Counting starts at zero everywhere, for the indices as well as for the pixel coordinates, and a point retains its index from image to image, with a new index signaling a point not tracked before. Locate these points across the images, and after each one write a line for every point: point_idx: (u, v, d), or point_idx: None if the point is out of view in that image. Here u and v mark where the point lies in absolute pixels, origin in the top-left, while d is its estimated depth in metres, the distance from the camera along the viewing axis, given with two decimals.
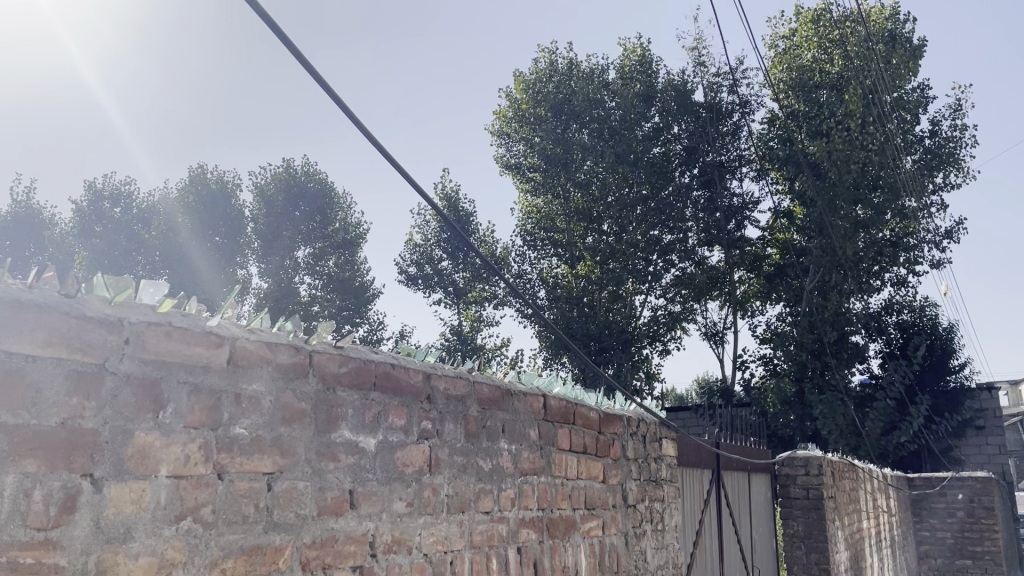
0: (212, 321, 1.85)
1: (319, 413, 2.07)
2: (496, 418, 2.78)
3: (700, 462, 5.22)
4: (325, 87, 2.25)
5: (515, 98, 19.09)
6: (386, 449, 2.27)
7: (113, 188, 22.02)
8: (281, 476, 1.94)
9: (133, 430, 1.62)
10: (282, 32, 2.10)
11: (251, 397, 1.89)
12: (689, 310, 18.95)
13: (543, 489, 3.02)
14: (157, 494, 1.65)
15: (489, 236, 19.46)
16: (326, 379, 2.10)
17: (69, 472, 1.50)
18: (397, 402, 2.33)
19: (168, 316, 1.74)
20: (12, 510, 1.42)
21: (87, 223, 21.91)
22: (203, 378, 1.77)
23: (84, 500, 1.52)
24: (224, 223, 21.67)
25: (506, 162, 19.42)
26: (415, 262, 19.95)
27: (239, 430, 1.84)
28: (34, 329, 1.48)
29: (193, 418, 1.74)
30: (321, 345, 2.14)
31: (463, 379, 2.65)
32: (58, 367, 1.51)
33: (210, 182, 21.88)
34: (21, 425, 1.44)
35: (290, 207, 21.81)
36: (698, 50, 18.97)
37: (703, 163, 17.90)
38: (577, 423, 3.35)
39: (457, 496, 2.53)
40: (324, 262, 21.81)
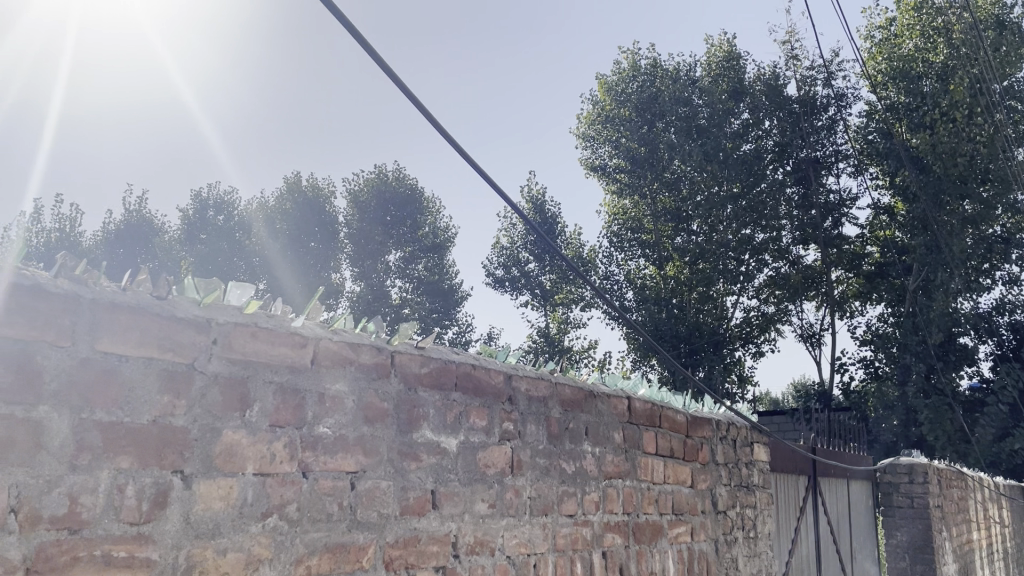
0: (298, 321, 1.89)
1: (401, 412, 2.08)
2: (579, 420, 2.75)
3: (795, 467, 5.04)
4: (407, 92, 2.28)
5: (599, 100, 19.00)
6: (468, 451, 2.26)
7: (217, 196, 22.67)
8: (364, 475, 1.95)
9: (221, 428, 1.66)
10: (364, 40, 2.12)
11: (335, 396, 1.91)
12: (784, 312, 18.27)
13: (628, 493, 2.96)
14: (244, 491, 1.69)
15: (575, 237, 19.31)
16: (407, 380, 2.11)
17: (161, 468, 1.55)
18: (478, 403, 2.33)
19: (254, 317, 1.78)
20: (107, 505, 1.47)
21: (193, 230, 22.70)
22: (287, 377, 1.81)
23: (175, 495, 1.57)
24: (318, 228, 22.20)
25: (591, 164, 19.16)
26: (502, 264, 20.02)
27: (323, 428, 1.87)
28: (126, 331, 1.53)
29: (278, 418, 1.78)
30: (403, 345, 2.15)
31: (545, 380, 2.63)
32: (149, 366, 1.56)
33: (304, 189, 22.37)
34: (115, 422, 1.49)
35: (379, 212, 22.22)
36: (790, 43, 18.33)
37: (797, 159, 17.32)
38: (664, 426, 3.27)
39: (540, 499, 2.51)
40: (415, 265, 22.11)
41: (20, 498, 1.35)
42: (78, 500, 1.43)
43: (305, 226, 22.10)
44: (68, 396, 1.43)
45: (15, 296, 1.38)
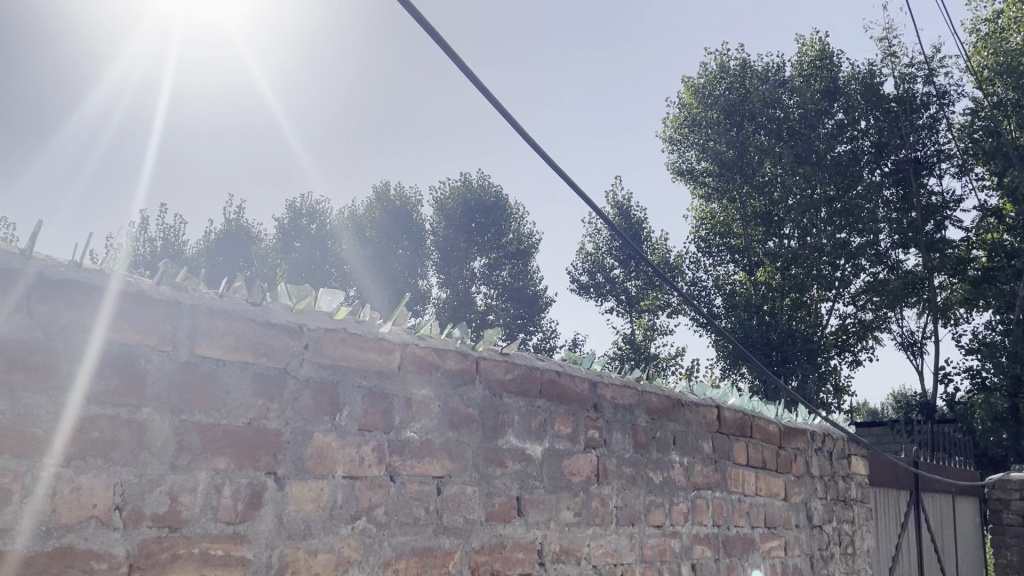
0: (385, 327, 1.92)
1: (487, 418, 2.09)
2: (667, 429, 2.70)
3: (895, 481, 4.81)
4: (490, 97, 2.36)
5: (686, 103, 18.72)
6: (553, 457, 2.25)
7: (309, 205, 23.39)
8: (450, 480, 1.96)
9: (312, 431, 1.70)
10: (443, 40, 2.23)
11: (421, 401, 1.93)
12: (884, 319, 17.48)
13: (719, 504, 2.89)
14: (334, 494, 1.72)
15: (661, 243, 19.04)
16: (492, 386, 2.12)
17: (255, 470, 1.60)
18: (564, 410, 2.31)
19: (344, 322, 1.82)
20: (205, 504, 1.52)
21: (288, 238, 23.58)
22: (376, 383, 1.84)
23: (268, 496, 1.61)
24: (405, 235, 22.45)
25: (678, 168, 18.89)
26: (587, 271, 19.89)
27: (410, 433, 1.89)
28: (223, 335, 1.58)
29: (367, 422, 1.81)
30: (488, 351, 2.16)
31: (631, 388, 2.59)
32: (246, 370, 1.61)
33: (390, 198, 22.62)
34: (212, 423, 1.55)
35: (465, 219, 22.32)
36: (888, 40, 17.63)
37: (896, 160, 16.66)
38: (755, 437, 3.17)
39: (627, 508, 2.47)
40: (500, 271, 22.23)
41: (125, 496, 1.41)
42: (179, 499, 1.48)
43: (392, 233, 22.39)
44: (169, 398, 1.49)
45: (119, 304, 1.44)
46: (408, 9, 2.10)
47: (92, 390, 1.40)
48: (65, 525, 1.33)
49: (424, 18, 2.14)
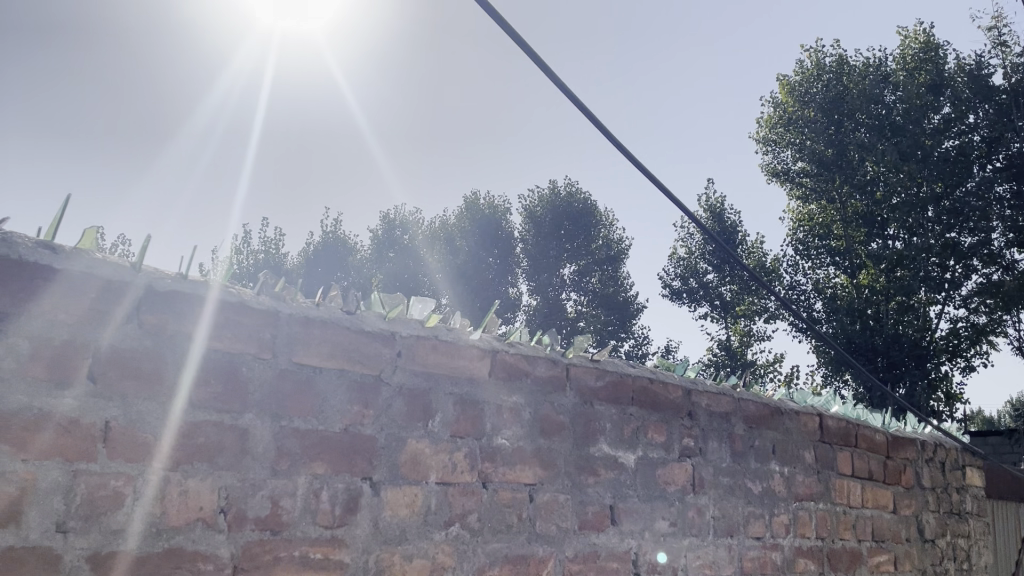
0: (475, 334, 1.93)
1: (578, 426, 2.07)
2: (766, 438, 2.61)
3: (1013, 493, 4.53)
4: (578, 103, 2.40)
5: (781, 103, 18.31)
6: (647, 466, 2.21)
7: (402, 216, 23.76)
8: (542, 487, 1.96)
9: (406, 437, 1.73)
10: (529, 49, 2.26)
11: (512, 407, 1.93)
12: (999, 322, 16.32)
13: (822, 517, 2.77)
14: (428, 500, 1.74)
15: (756, 246, 18.52)
16: (583, 394, 2.10)
17: (351, 475, 1.63)
18: (657, 418, 2.27)
19: (435, 330, 1.84)
20: (304, 508, 1.56)
21: (381, 248, 23.98)
22: (467, 391, 1.85)
23: (364, 502, 1.64)
24: (496, 244, 22.61)
25: (774, 169, 18.49)
26: (680, 275, 19.62)
27: (501, 440, 1.89)
28: (320, 343, 1.63)
29: (458, 428, 1.82)
30: (579, 358, 2.15)
31: (727, 396, 2.52)
32: (341, 378, 1.65)
33: (482, 207, 22.82)
34: (311, 430, 1.59)
35: (554, 226, 22.31)
36: (998, 28, 16.65)
37: (1010, 152, 15.15)
38: (860, 446, 3.04)
39: (724, 519, 2.41)
40: (589, 278, 22.19)
41: (229, 499, 1.46)
42: (280, 503, 1.52)
43: (484, 242, 22.55)
44: (269, 404, 1.54)
45: (220, 312, 1.50)
46: (495, 19, 2.15)
47: (196, 396, 1.45)
48: (174, 526, 1.39)
49: (510, 27, 2.18)
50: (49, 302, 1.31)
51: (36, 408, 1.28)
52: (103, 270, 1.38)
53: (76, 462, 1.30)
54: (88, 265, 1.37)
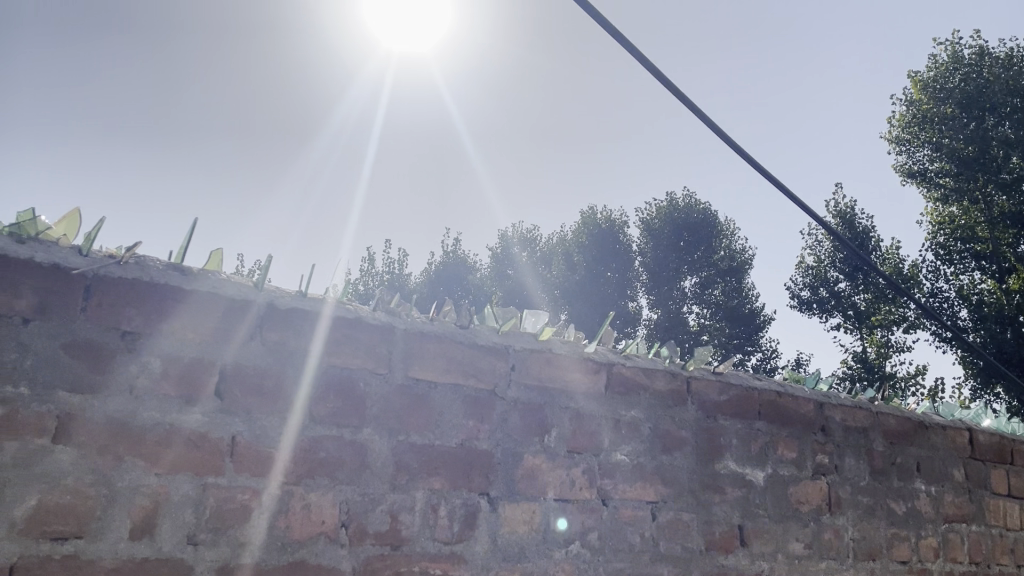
0: (590, 347, 1.89)
1: (701, 441, 1.98)
2: (908, 454, 2.43)
3: None
4: (689, 104, 2.34)
5: (915, 100, 17.33)
6: (778, 484, 2.10)
7: (521, 233, 24.14)
8: (665, 506, 1.88)
9: (523, 452, 1.70)
10: (640, 54, 2.23)
11: (631, 423, 1.87)
12: None
13: (976, 540, 2.55)
14: (547, 516, 1.70)
15: (892, 252, 17.53)
16: (706, 408, 2.02)
17: (469, 490, 1.62)
18: (787, 433, 2.15)
19: (549, 343, 1.81)
20: (423, 523, 1.55)
21: (501, 266, 24.35)
22: (584, 405, 1.81)
23: (482, 518, 1.63)
24: (614, 257, 22.30)
25: (908, 169, 17.53)
26: (809, 285, 18.87)
27: (620, 456, 1.84)
28: (434, 357, 1.63)
29: (576, 443, 1.78)
30: (700, 371, 2.06)
31: (863, 409, 2.36)
32: (456, 394, 1.64)
33: (598, 221, 22.55)
34: (427, 444, 1.59)
35: (673, 238, 21.91)
36: None
37: None
38: (1017, 464, 2.77)
39: (865, 542, 2.25)
40: (712, 290, 21.55)
41: (350, 514, 1.48)
42: (399, 517, 1.53)
43: (602, 255, 22.22)
44: (387, 420, 1.55)
45: (335, 328, 1.52)
46: (603, 24, 2.13)
47: (315, 410, 1.48)
48: (298, 540, 1.41)
49: (618, 32, 2.16)
50: (178, 321, 1.36)
51: (167, 422, 1.33)
52: (227, 290, 1.43)
53: (205, 477, 1.35)
54: (213, 286, 1.42)
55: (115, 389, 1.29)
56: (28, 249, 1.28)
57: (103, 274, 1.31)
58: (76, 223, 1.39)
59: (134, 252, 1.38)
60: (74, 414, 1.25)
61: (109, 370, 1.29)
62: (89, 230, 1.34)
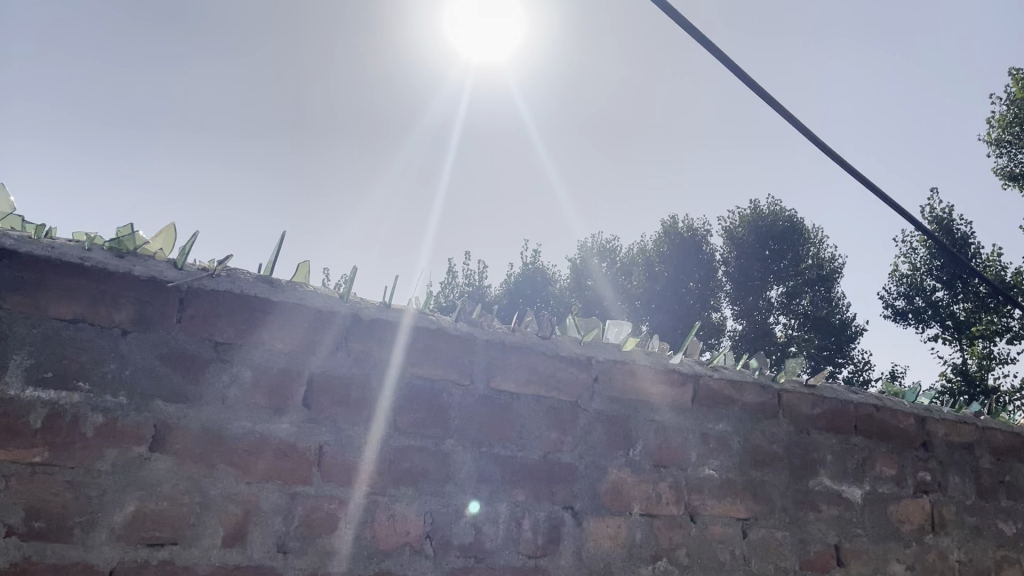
0: (675, 359, 1.85)
1: (794, 457, 1.91)
2: (1018, 472, 2.28)
3: None
4: (776, 105, 2.27)
5: (1016, 99, 16.39)
6: (876, 502, 2.00)
7: (600, 244, 23.92)
8: (756, 522, 1.82)
9: (608, 466, 1.67)
10: (723, 54, 2.17)
11: (719, 437, 1.82)
12: None
13: None
14: (632, 531, 1.66)
15: (994, 258, 16.61)
16: (798, 422, 1.94)
17: (552, 504, 1.60)
18: (886, 449, 2.05)
19: (632, 354, 1.78)
20: (507, 536, 1.54)
21: (580, 276, 24.16)
22: (670, 417, 1.77)
23: (567, 531, 1.60)
24: (697, 268, 21.88)
25: (1010, 172, 16.57)
26: (904, 294, 18.09)
27: (708, 471, 1.78)
28: (517, 369, 1.62)
29: (662, 456, 1.74)
30: (791, 384, 1.99)
31: (969, 424, 2.23)
32: (539, 404, 1.63)
33: (680, 231, 22.16)
34: (510, 456, 1.58)
35: (758, 248, 21.35)
36: None
37: None
38: None
39: (972, 564, 2.12)
40: (799, 300, 20.90)
41: (434, 524, 1.47)
42: (482, 529, 1.52)
43: (684, 266, 21.84)
44: (469, 432, 1.55)
45: (416, 339, 1.53)
46: (684, 25, 2.09)
47: (399, 420, 1.48)
48: (383, 550, 1.42)
49: (701, 35, 2.11)
50: (267, 332, 1.39)
51: (257, 432, 1.36)
52: (314, 301, 1.46)
53: (294, 486, 1.37)
54: (300, 297, 1.45)
55: (208, 399, 1.32)
56: (126, 263, 1.32)
57: (196, 287, 1.35)
58: (172, 236, 1.44)
59: (225, 265, 1.41)
60: (170, 424, 1.29)
61: (202, 381, 1.33)
62: (183, 244, 1.39)
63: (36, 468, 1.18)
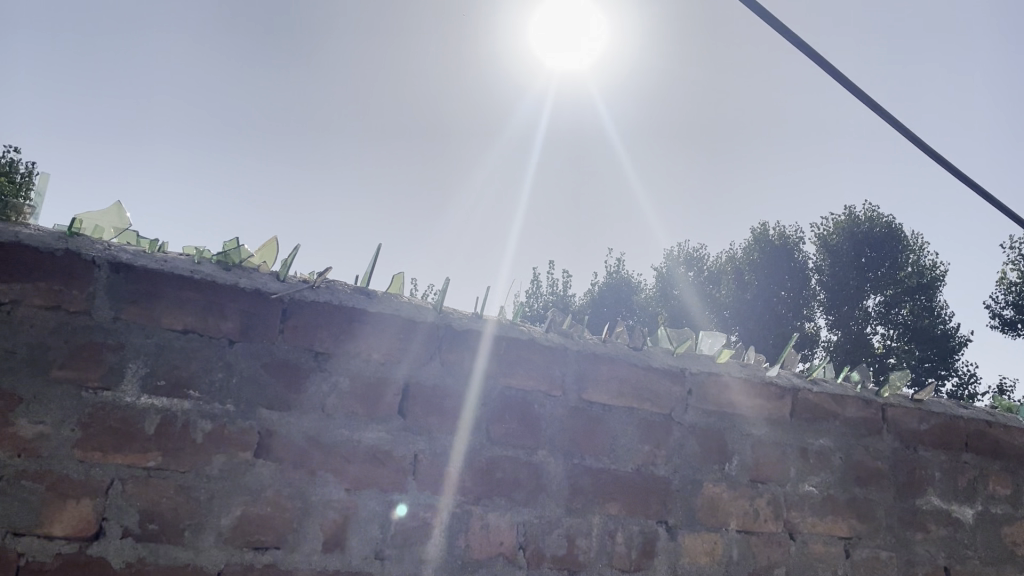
0: (771, 371, 1.80)
1: (899, 473, 1.83)
2: None
3: None
4: (876, 107, 2.19)
5: None
6: (989, 522, 1.89)
7: (687, 253, 23.57)
8: (860, 542, 1.75)
9: (702, 480, 1.64)
10: (818, 57, 2.11)
11: (820, 452, 1.75)
12: None
13: None
14: (729, 548, 1.62)
15: None
16: (904, 437, 1.85)
17: (646, 518, 1.57)
18: (999, 467, 1.94)
19: (727, 366, 1.74)
20: (601, 549, 1.53)
21: (666, 286, 23.84)
22: (767, 431, 1.72)
23: (661, 546, 1.57)
24: (789, 275, 21.26)
25: None
26: (1012, 303, 17.18)
27: (808, 487, 1.72)
28: (609, 380, 1.60)
29: (759, 471, 1.69)
30: (895, 398, 1.91)
31: None
32: (631, 416, 1.61)
33: (771, 238, 21.62)
34: (603, 468, 1.56)
35: (854, 255, 20.68)
36: None
37: None
38: None
39: None
40: (898, 310, 20.03)
41: (527, 536, 1.47)
42: (575, 541, 1.51)
43: (775, 274, 21.27)
44: (562, 443, 1.54)
45: (507, 349, 1.53)
46: (777, 28, 2.04)
47: (492, 430, 1.49)
48: (478, 560, 1.43)
49: (795, 37, 2.06)
50: (364, 342, 1.42)
51: (355, 440, 1.38)
52: (407, 311, 1.49)
53: (391, 494, 1.39)
54: (395, 308, 1.48)
55: (307, 407, 1.36)
56: (233, 276, 1.38)
57: (297, 298, 1.39)
58: (274, 249, 1.49)
59: (324, 276, 1.46)
60: (273, 431, 1.33)
61: (302, 389, 1.36)
62: (285, 257, 1.43)
63: (150, 471, 1.24)
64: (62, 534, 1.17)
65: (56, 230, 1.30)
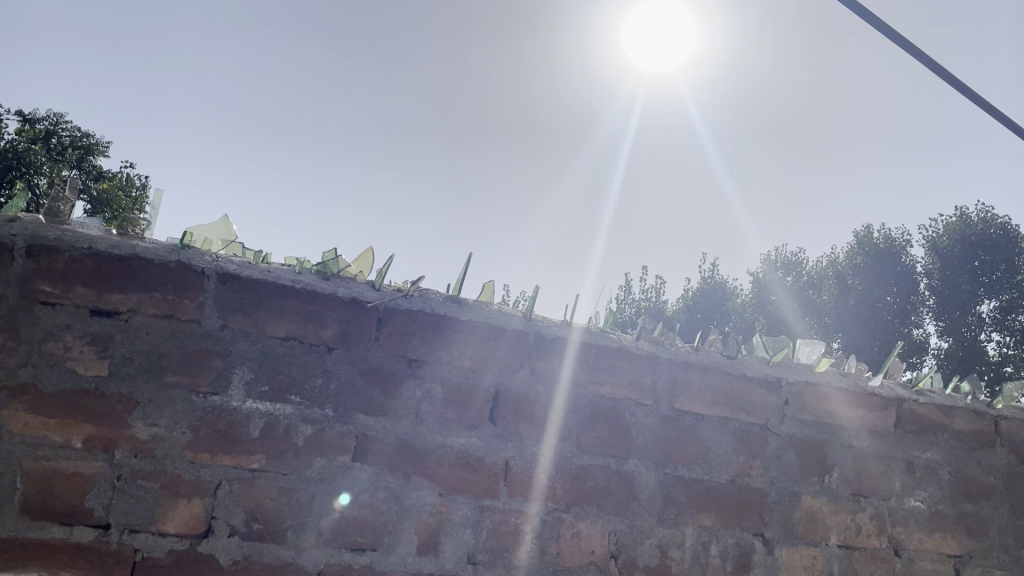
0: (874, 380, 1.73)
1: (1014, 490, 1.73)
2: None
3: None
4: (986, 104, 2.08)
5: None
6: None
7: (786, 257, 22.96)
8: (971, 561, 1.66)
9: (801, 492, 1.59)
10: (923, 55, 2.02)
11: (927, 466, 1.68)
12: None
13: None
14: (830, 563, 1.57)
15: None
16: (1019, 452, 1.75)
17: (742, 529, 1.54)
18: None
19: (826, 376, 1.69)
20: (695, 560, 1.50)
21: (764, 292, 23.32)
22: (869, 443, 1.66)
23: (758, 559, 1.54)
24: (897, 282, 19.87)
25: None
26: None
27: (914, 502, 1.65)
28: (702, 389, 1.58)
29: (861, 484, 1.63)
30: (1009, 410, 1.80)
31: None
32: (726, 426, 1.58)
33: (877, 242, 20.63)
34: (696, 478, 1.54)
35: (966, 259, 19.68)
36: None
37: None
38: None
39: None
40: (1015, 315, 18.44)
41: (619, 545, 1.47)
42: (668, 552, 1.49)
43: (881, 280, 20.18)
44: (654, 451, 1.53)
45: (598, 356, 1.53)
46: (877, 24, 1.98)
47: (583, 439, 1.49)
48: (570, 568, 1.43)
49: (896, 34, 1.99)
50: (456, 350, 1.45)
51: (448, 445, 1.41)
52: (497, 319, 1.51)
53: (483, 499, 1.41)
54: (485, 316, 1.50)
55: (402, 412, 1.40)
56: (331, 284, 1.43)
57: (392, 306, 1.43)
58: (370, 259, 1.54)
59: (417, 285, 1.49)
60: (368, 435, 1.37)
61: (396, 395, 1.40)
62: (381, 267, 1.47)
63: (255, 473, 1.29)
64: (174, 530, 1.24)
65: (169, 243, 1.37)
